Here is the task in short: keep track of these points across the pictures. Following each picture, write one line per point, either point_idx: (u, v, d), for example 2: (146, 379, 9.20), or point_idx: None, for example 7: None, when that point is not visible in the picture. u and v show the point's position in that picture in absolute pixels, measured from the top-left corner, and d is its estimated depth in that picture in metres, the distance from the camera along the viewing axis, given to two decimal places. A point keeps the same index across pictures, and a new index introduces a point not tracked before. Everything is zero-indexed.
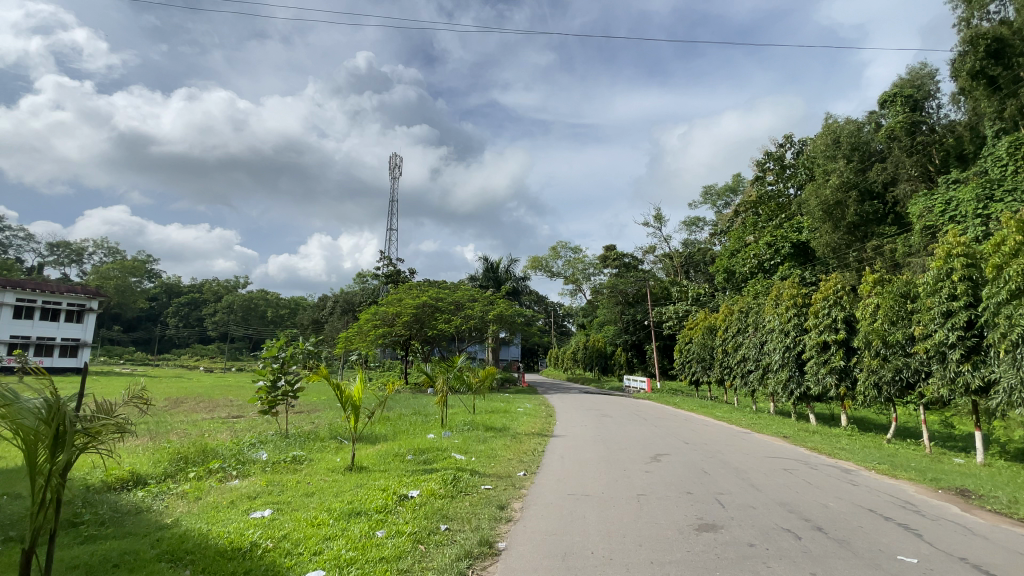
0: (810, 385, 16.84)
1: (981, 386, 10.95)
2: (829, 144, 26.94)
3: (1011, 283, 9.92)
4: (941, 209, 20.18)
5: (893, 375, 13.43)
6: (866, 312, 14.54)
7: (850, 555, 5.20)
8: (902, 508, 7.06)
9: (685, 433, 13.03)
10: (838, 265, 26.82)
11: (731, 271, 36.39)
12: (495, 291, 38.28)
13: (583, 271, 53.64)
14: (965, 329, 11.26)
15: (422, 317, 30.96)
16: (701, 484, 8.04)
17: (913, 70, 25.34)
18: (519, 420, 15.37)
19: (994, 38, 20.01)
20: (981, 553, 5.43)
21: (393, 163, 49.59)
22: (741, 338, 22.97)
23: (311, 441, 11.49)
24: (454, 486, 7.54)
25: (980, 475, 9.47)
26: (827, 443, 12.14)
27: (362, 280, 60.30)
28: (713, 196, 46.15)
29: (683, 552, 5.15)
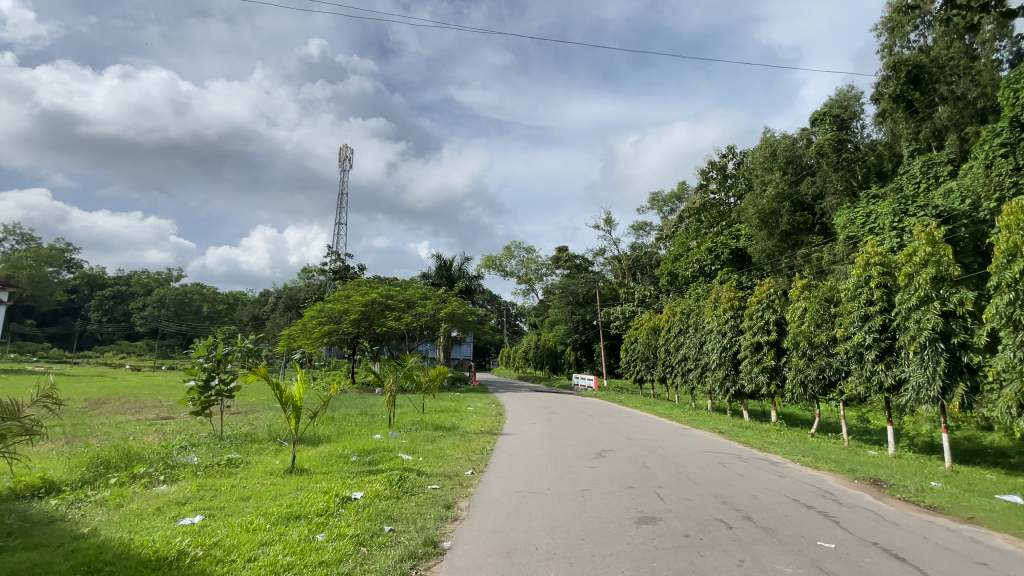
0: (744, 383, 17.82)
1: (893, 384, 11.98)
2: (766, 156, 28.46)
3: (920, 291, 10.94)
4: (863, 221, 21.80)
5: (818, 374, 14.49)
6: (795, 315, 15.52)
7: (775, 542, 5.57)
8: (823, 497, 7.62)
9: (629, 429, 13.49)
10: (772, 271, 28.53)
11: (675, 274, 37.84)
12: (448, 289, 37.79)
13: (536, 271, 54.28)
14: (880, 331, 12.26)
15: (371, 314, 30.25)
16: (642, 478, 8.35)
17: (841, 93, 27.29)
18: (468, 419, 15.34)
19: (914, 64, 21.60)
20: (891, 538, 5.94)
21: (343, 155, 48.23)
22: (683, 338, 23.97)
23: (249, 443, 10.97)
24: (400, 486, 7.42)
25: (892, 466, 10.37)
26: (759, 438, 12.88)
27: (307, 276, 58.40)
28: (660, 202, 47.82)
29: (624, 545, 5.33)
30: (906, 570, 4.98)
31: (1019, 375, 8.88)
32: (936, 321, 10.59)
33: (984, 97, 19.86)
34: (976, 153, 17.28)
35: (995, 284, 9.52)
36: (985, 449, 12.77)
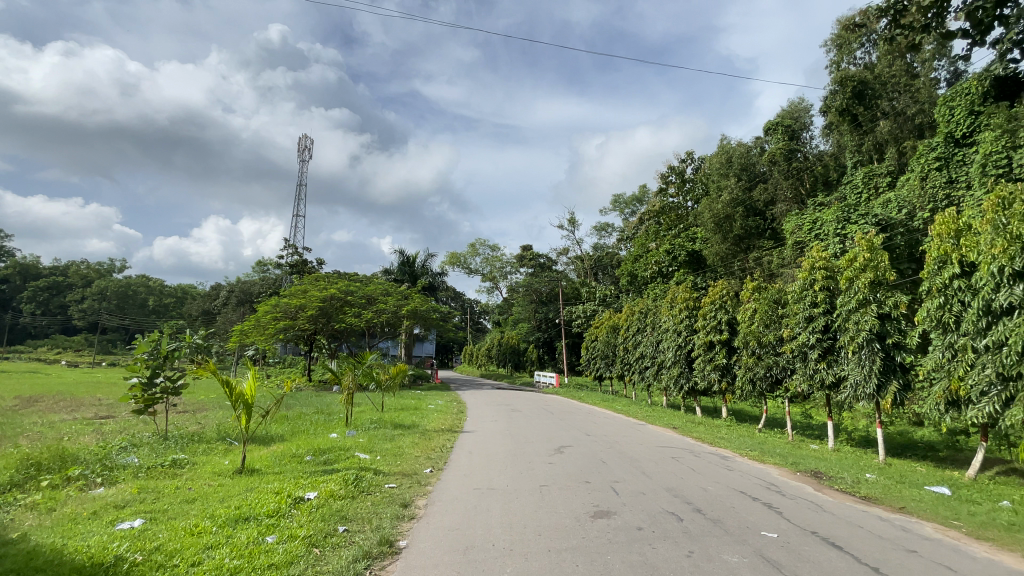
0: (697, 380, 18.48)
1: (833, 382, 12.70)
2: (722, 163, 29.44)
3: (859, 294, 11.64)
4: (809, 227, 22.97)
5: (766, 371, 15.20)
6: (746, 315, 16.19)
7: (723, 533, 5.81)
8: (769, 489, 8.00)
9: (588, 425, 13.72)
10: (725, 273, 29.66)
11: (635, 274, 38.67)
12: (410, 286, 37.23)
13: (500, 269, 54.30)
14: (823, 332, 12.96)
15: (329, 310, 29.56)
16: (599, 473, 8.53)
17: (792, 105, 28.58)
18: (428, 417, 15.19)
19: (860, 80, 22.94)
20: (829, 527, 6.32)
21: (303, 145, 46.71)
22: (640, 336, 24.59)
23: (196, 443, 10.50)
24: (355, 486, 7.28)
25: (831, 459, 11.01)
26: (711, 433, 13.37)
27: (263, 269, 56.34)
28: (622, 204, 48.83)
29: (580, 539, 5.43)
30: (842, 558, 5.30)
31: (947, 373, 9.58)
32: (873, 323, 11.28)
33: (921, 113, 21.30)
34: (912, 166, 18.51)
35: (927, 289, 10.22)
36: (915, 442, 13.75)
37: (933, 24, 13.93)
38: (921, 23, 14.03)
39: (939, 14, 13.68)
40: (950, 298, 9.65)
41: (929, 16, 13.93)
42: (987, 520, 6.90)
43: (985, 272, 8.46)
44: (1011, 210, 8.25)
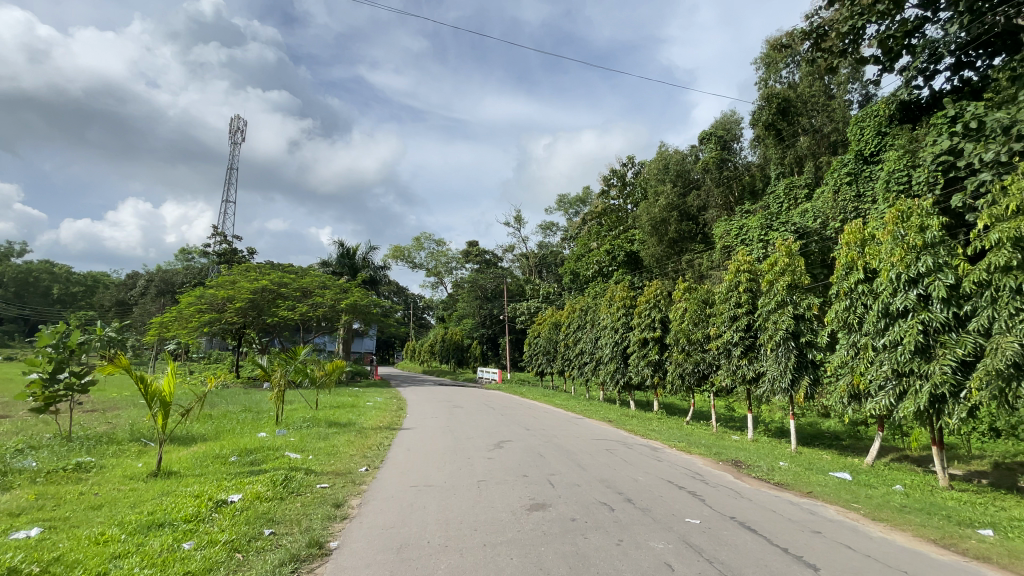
0: (632, 375, 19.26)
1: (753, 377, 13.64)
2: (660, 169, 30.71)
3: (777, 296, 12.57)
4: (736, 233, 24.47)
5: (694, 367, 16.11)
6: (677, 314, 17.03)
7: (650, 521, 6.11)
8: (694, 478, 8.50)
9: (527, 420, 13.93)
10: (660, 274, 31.04)
11: (577, 273, 39.61)
12: (350, 279, 36.02)
13: (445, 264, 53.70)
14: (745, 331, 13.89)
15: (260, 303, 28.11)
16: (536, 466, 8.69)
17: (723, 118, 30.12)
18: (365, 415, 14.81)
19: (784, 98, 24.62)
20: (746, 512, 6.81)
21: (235, 127, 43.96)
22: (580, 333, 25.28)
23: (105, 444, 9.65)
24: (284, 486, 6.98)
25: (750, 449, 11.85)
26: (643, 426, 14.00)
27: (187, 258, 52.55)
28: (566, 204, 49.83)
29: (514, 532, 5.51)
30: (756, 540, 5.73)
31: (850, 369, 10.57)
32: (789, 323, 12.23)
33: (836, 132, 23.36)
34: (827, 180, 20.17)
35: (836, 292, 11.19)
36: (822, 432, 15.08)
37: (850, 49, 15.34)
38: (839, 47, 15.43)
39: (855, 40, 15.05)
40: (855, 300, 10.61)
41: (845, 42, 15.28)
42: (881, 502, 7.70)
43: (886, 279, 9.39)
44: (909, 223, 9.21)
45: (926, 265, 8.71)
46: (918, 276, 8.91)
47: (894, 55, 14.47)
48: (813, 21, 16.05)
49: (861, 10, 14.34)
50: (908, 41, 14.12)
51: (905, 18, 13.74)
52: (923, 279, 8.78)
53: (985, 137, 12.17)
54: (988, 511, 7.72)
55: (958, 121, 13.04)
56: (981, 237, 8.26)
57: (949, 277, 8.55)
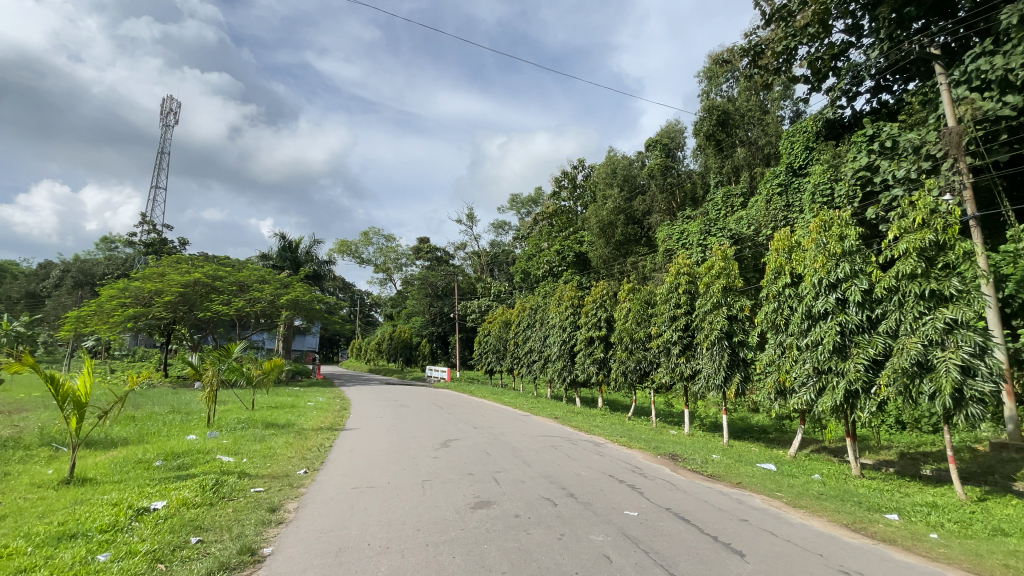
0: (578, 373, 19.72)
1: (690, 374, 14.29)
2: (608, 173, 31.57)
3: (713, 297, 13.24)
4: (678, 237, 25.55)
5: (636, 364, 16.69)
6: (622, 314, 17.57)
7: (591, 514, 6.28)
8: (633, 472, 8.83)
9: (474, 419, 13.93)
10: (607, 274, 31.88)
11: (528, 272, 39.99)
12: (292, 274, 34.57)
13: (394, 260, 52.59)
14: (683, 330, 14.56)
15: (191, 297, 26.44)
16: (482, 464, 8.71)
17: (668, 126, 31.35)
18: (305, 415, 14.26)
19: (723, 111, 25.76)
20: (680, 503, 7.15)
21: (167, 108, 41.05)
22: (529, 332, 25.59)
23: (7, 450, 8.76)
24: (214, 492, 6.62)
25: (685, 443, 12.43)
26: (587, 422, 14.36)
27: (110, 247, 48.59)
28: (519, 204, 50.14)
29: (458, 531, 5.50)
30: (689, 530, 6.03)
31: (776, 367, 11.34)
32: (723, 323, 12.93)
33: (769, 145, 24.88)
34: (760, 189, 21.42)
35: (766, 294, 11.93)
36: (751, 426, 16.04)
37: (782, 68, 16.38)
38: (773, 65, 16.43)
39: (787, 60, 16.05)
40: (782, 303, 11.37)
41: (779, 61, 16.30)
42: (801, 490, 8.31)
43: (809, 283, 10.11)
44: (830, 232, 9.94)
45: (843, 271, 9.46)
46: (837, 281, 9.66)
47: (822, 76, 15.58)
48: (752, 39, 17.03)
49: (794, 32, 15.37)
50: (834, 64, 15.22)
51: (832, 43, 14.82)
52: (841, 284, 9.53)
53: (898, 156, 13.34)
54: (893, 497, 8.51)
55: (875, 140, 14.22)
56: (891, 246, 9.04)
57: (864, 283, 9.29)
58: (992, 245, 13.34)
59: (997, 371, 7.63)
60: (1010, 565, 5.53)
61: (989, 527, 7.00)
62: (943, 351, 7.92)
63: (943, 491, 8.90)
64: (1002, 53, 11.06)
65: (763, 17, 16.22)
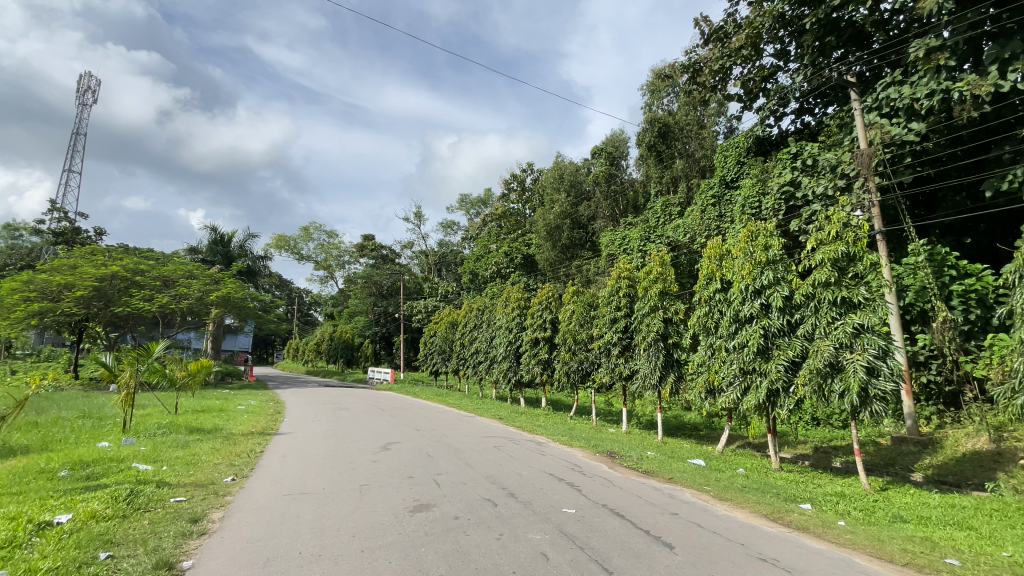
0: (523, 373, 19.94)
1: (628, 374, 14.81)
2: (556, 178, 32.22)
3: (651, 300, 13.80)
4: (620, 242, 26.42)
5: (579, 365, 17.11)
6: (566, 315, 17.93)
7: (530, 513, 6.37)
8: (573, 470, 9.02)
9: (416, 420, 13.73)
10: (553, 277, 32.43)
11: (476, 273, 39.96)
12: (223, 269, 32.57)
13: (337, 258, 50.85)
14: (623, 332, 15.08)
15: (108, 292, 24.32)
16: (423, 467, 8.61)
17: (613, 136, 32.12)
18: (235, 419, 13.50)
19: (663, 123, 27.04)
20: (617, 499, 7.39)
21: (85, 86, 37.55)
22: (476, 333, 25.59)
23: None
24: (128, 503, 6.13)
25: (623, 440, 12.88)
26: (530, 422, 14.55)
27: (12, 235, 43.82)
28: (468, 205, 49.95)
29: (395, 535, 5.42)
30: (623, 525, 6.24)
31: (707, 368, 12.01)
32: (659, 325, 13.53)
33: (705, 158, 26.27)
34: (696, 199, 22.52)
35: (699, 299, 12.57)
36: (684, 424, 16.86)
37: (718, 86, 17.35)
38: (710, 83, 17.39)
39: (722, 79, 17.05)
40: (713, 307, 12.04)
41: (715, 80, 17.26)
42: (727, 484, 8.84)
43: (737, 289, 10.77)
44: (757, 242, 10.63)
45: (768, 278, 10.16)
46: (762, 288, 10.35)
47: (753, 96, 16.64)
48: (692, 56, 17.91)
49: (729, 53, 16.34)
50: (764, 85, 16.31)
51: (763, 65, 15.90)
52: (766, 290, 10.23)
53: (817, 173, 14.48)
54: (808, 488, 9.22)
55: (798, 158, 15.34)
56: (809, 257, 9.79)
57: (785, 289, 10.00)
58: (895, 258, 14.74)
59: (896, 372, 8.44)
60: (905, 548, 6.16)
61: (888, 514, 7.76)
62: (852, 353, 8.68)
63: (851, 482, 9.76)
64: (907, 85, 12.27)
65: (702, 37, 17.15)
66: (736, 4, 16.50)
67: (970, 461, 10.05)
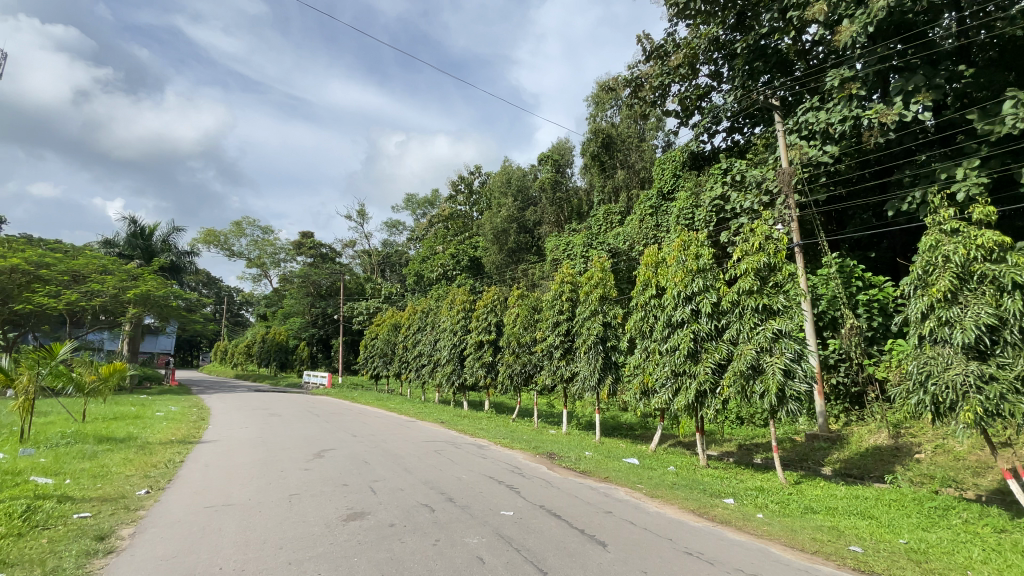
0: (466, 376, 19.87)
1: (569, 376, 15.12)
2: (503, 182, 32.48)
3: (592, 304, 14.20)
4: (564, 247, 27.00)
5: (522, 368, 17.29)
6: (510, 318, 18.08)
7: (468, 517, 6.36)
8: (513, 472, 9.09)
9: (354, 426, 13.31)
10: (499, 280, 32.59)
11: (421, 275, 39.43)
12: (143, 265, 30.11)
13: (272, 255, 48.44)
14: (564, 335, 15.42)
15: (5, 287, 22.22)
16: (358, 473, 8.36)
17: (559, 144, 32.80)
18: (152, 427, 12.51)
19: (607, 134, 27.99)
20: (554, 500, 7.52)
21: None
22: (419, 335, 25.23)
23: None
24: (23, 520, 5.53)
25: (563, 441, 13.14)
26: (472, 425, 14.51)
27: None
28: (414, 205, 49.20)
29: (327, 545, 5.24)
30: (559, 525, 6.37)
31: (642, 370, 12.51)
32: (599, 329, 13.94)
33: (645, 170, 27.42)
34: (636, 209, 23.43)
35: (636, 304, 13.06)
36: (621, 424, 17.45)
37: (658, 101, 18.16)
38: (650, 98, 18.17)
39: (661, 95, 17.86)
40: (648, 312, 12.57)
41: (655, 96, 18.06)
42: (658, 481, 9.25)
43: (671, 295, 11.32)
44: (689, 251, 11.21)
45: (698, 285, 10.76)
46: (692, 294, 10.94)
47: (689, 113, 17.56)
48: (634, 71, 18.63)
49: (668, 71, 17.16)
50: (699, 103, 17.27)
51: (698, 84, 16.83)
52: (696, 297, 10.82)
53: (745, 188, 15.46)
54: (731, 483, 9.81)
55: (728, 173, 16.32)
56: (734, 266, 10.45)
57: (713, 296, 10.62)
58: (811, 268, 16.00)
59: (809, 374, 9.18)
60: (815, 537, 6.69)
61: (801, 505, 8.40)
62: (771, 356, 9.35)
63: (769, 477, 10.47)
64: (824, 111, 13.38)
65: (644, 53, 17.89)
66: (675, 25, 17.36)
67: (871, 455, 11.08)
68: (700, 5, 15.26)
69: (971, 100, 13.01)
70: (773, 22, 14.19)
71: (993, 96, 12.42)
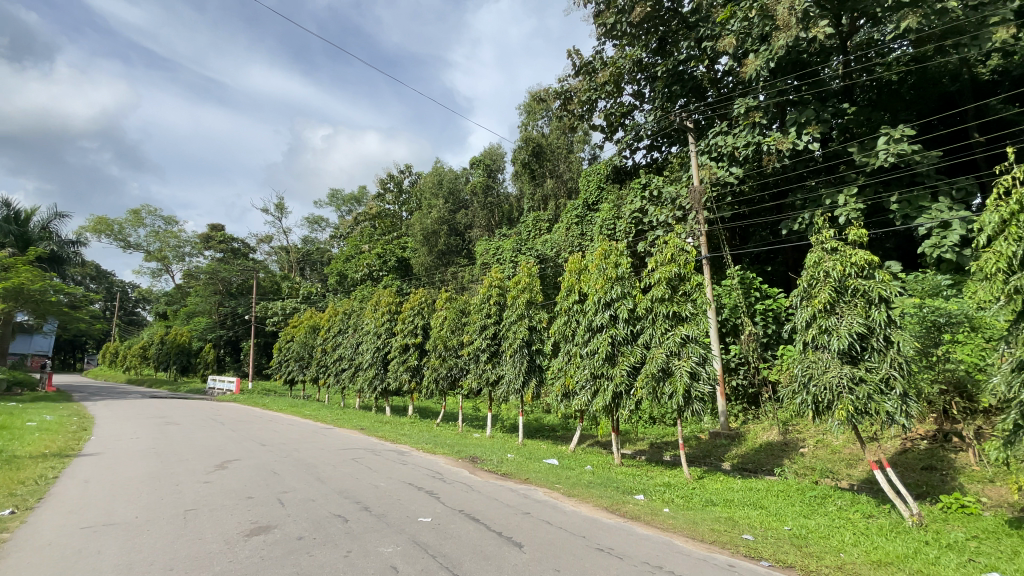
0: (390, 381, 19.36)
1: (494, 380, 15.21)
2: (434, 184, 32.21)
3: (518, 308, 14.43)
4: (493, 252, 27.19)
5: (447, 371, 17.15)
6: (437, 321, 17.90)
7: (383, 526, 6.21)
8: (433, 478, 8.97)
9: (264, 434, 12.50)
10: (427, 282, 32.13)
11: (345, 274, 37.93)
12: (16, 254, 26.33)
13: (177, 249, 44.38)
14: (491, 338, 15.52)
15: None
16: (266, 485, 7.88)
17: (491, 149, 33.09)
18: (21, 439, 10.97)
19: (537, 142, 28.67)
20: (474, 504, 7.52)
21: None
22: (340, 338, 24.23)
23: None
24: None
25: (486, 444, 13.21)
26: (394, 431, 14.16)
27: None
28: (339, 201, 47.33)
29: (225, 563, 4.91)
30: (477, 529, 6.40)
31: (564, 373, 12.90)
32: (524, 332, 14.21)
33: (572, 180, 28.30)
34: (563, 218, 24.11)
35: (560, 309, 13.44)
36: (543, 426, 17.83)
37: (585, 115, 18.89)
38: (579, 111, 18.85)
39: (589, 110, 18.61)
40: (571, 317, 12.99)
41: (583, 109, 18.77)
42: (575, 481, 9.56)
43: (592, 301, 11.78)
44: (610, 259, 11.74)
45: (616, 292, 11.30)
46: (611, 301, 11.47)
47: (614, 129, 18.42)
48: (564, 84, 19.24)
49: (596, 87, 17.93)
50: (623, 120, 18.19)
51: (622, 102, 17.75)
52: (615, 303, 11.35)
53: (661, 203, 16.45)
54: (642, 480, 10.37)
55: (647, 188, 17.30)
56: (649, 275, 11.09)
57: (630, 303, 11.19)
58: (715, 278, 17.46)
59: (712, 376, 9.95)
60: (713, 528, 7.25)
61: (703, 499, 9.06)
62: (679, 360, 10.02)
63: (676, 473, 11.19)
64: (731, 135, 14.61)
65: (574, 68, 18.58)
66: (603, 44, 18.22)
67: (764, 451, 12.19)
68: (626, 27, 16.12)
69: (852, 134, 14.71)
70: (690, 50, 15.49)
71: (870, 131, 14.28)
